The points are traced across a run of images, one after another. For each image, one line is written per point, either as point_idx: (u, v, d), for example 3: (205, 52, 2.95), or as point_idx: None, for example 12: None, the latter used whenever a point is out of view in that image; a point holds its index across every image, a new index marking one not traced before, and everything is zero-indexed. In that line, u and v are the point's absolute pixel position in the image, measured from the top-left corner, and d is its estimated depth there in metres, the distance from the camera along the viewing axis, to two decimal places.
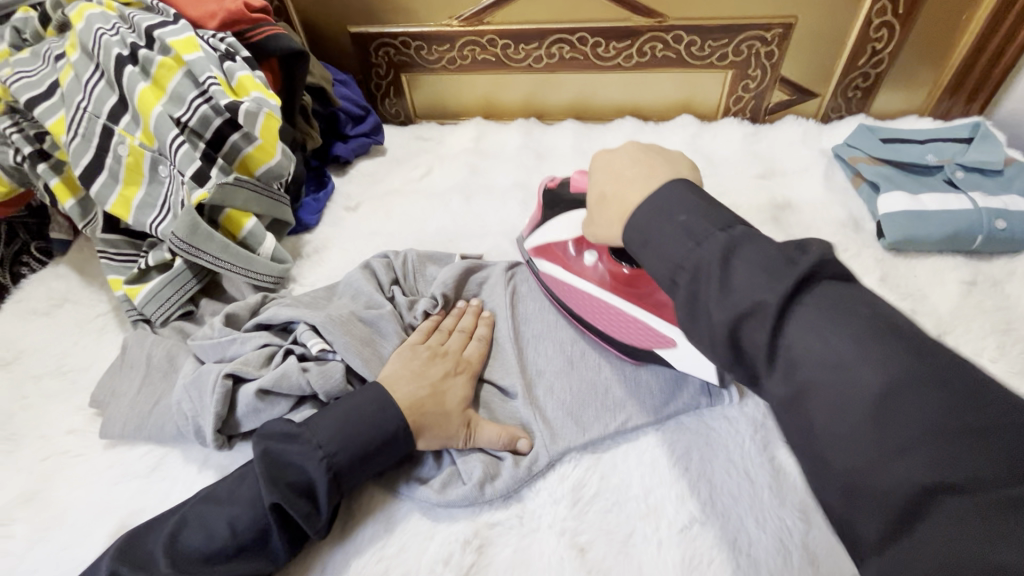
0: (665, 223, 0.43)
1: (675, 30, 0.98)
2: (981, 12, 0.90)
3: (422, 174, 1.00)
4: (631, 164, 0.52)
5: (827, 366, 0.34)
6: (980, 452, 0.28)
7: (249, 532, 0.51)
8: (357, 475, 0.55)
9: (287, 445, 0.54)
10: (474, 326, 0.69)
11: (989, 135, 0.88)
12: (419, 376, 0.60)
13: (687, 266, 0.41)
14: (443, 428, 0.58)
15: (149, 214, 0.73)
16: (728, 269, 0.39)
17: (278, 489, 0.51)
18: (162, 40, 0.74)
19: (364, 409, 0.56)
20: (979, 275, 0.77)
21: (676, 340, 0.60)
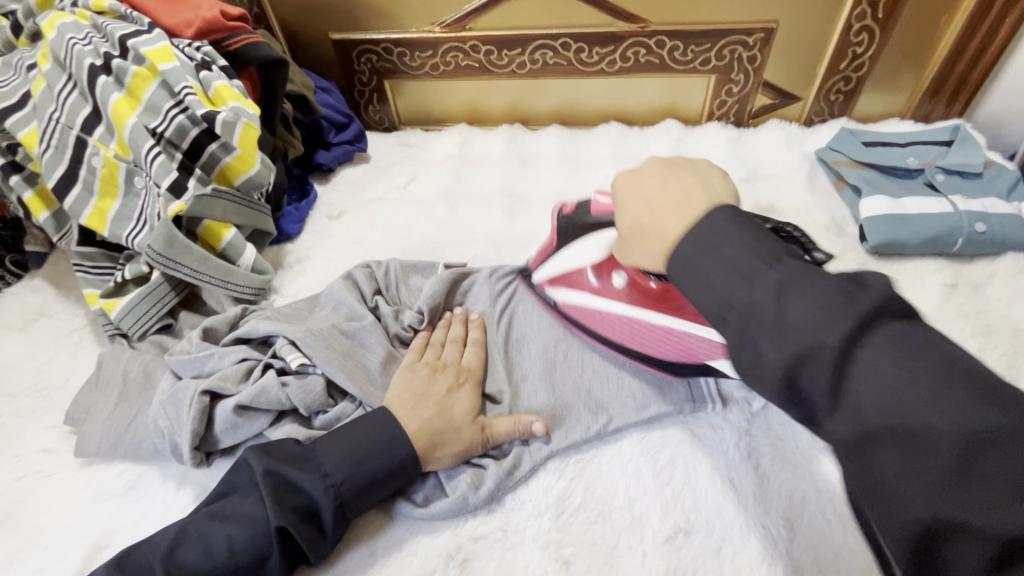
0: (715, 260, 0.38)
1: (657, 35, 0.98)
2: (958, 17, 0.91)
3: (406, 181, 0.99)
4: (665, 187, 0.45)
5: (748, 289, 0.36)
6: (840, 323, 0.32)
7: (249, 553, 0.49)
8: (363, 501, 0.54)
9: (293, 470, 0.53)
10: (464, 334, 0.68)
11: (968, 138, 0.89)
12: (422, 397, 0.59)
13: (717, 290, 0.38)
14: (459, 444, 0.57)
15: (125, 226, 0.71)
16: (711, 242, 0.39)
17: (285, 514, 0.50)
18: (135, 50, 0.73)
19: (374, 437, 0.55)
20: (961, 278, 0.77)
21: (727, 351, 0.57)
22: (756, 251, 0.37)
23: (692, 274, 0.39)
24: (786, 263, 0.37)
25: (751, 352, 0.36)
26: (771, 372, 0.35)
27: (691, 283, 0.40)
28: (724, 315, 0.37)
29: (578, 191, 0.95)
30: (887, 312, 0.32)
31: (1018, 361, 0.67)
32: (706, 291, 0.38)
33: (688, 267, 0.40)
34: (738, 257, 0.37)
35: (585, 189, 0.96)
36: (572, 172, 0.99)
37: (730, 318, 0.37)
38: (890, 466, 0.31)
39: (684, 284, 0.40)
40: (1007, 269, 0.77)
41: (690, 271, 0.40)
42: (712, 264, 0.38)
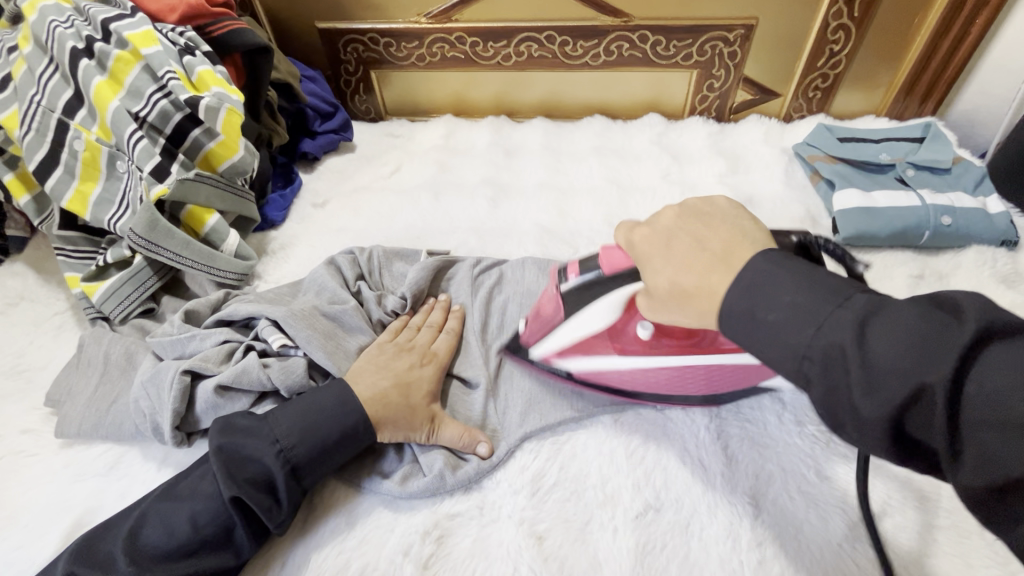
0: (771, 309, 0.38)
1: (641, 30, 0.99)
2: (931, 16, 0.93)
3: (391, 171, 1.00)
4: (698, 246, 0.44)
5: (822, 334, 0.36)
6: (944, 359, 0.31)
7: (211, 527, 0.51)
8: (319, 469, 0.55)
9: (243, 440, 0.54)
10: (443, 321, 0.70)
11: (939, 135, 0.92)
12: (383, 368, 0.61)
13: (787, 340, 0.37)
14: (401, 424, 0.58)
15: (107, 210, 0.71)
16: (765, 290, 0.39)
17: (236, 484, 0.51)
18: (118, 33, 0.73)
19: (325, 406, 0.56)
20: (927, 269, 0.80)
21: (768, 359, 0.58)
22: (800, 294, 0.37)
23: (748, 327, 0.39)
24: (854, 296, 0.36)
25: (846, 406, 0.35)
26: (881, 430, 0.33)
27: (754, 339, 0.39)
28: (803, 368, 0.37)
29: (561, 183, 0.97)
30: (987, 338, 0.31)
31: None
32: (775, 343, 0.38)
33: (746, 315, 0.39)
34: (801, 304, 0.37)
35: (568, 181, 0.97)
36: (556, 163, 1.00)
37: (808, 363, 0.36)
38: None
39: (749, 339, 0.40)
40: (971, 261, 0.79)
41: (747, 321, 0.39)
42: (768, 310, 0.38)
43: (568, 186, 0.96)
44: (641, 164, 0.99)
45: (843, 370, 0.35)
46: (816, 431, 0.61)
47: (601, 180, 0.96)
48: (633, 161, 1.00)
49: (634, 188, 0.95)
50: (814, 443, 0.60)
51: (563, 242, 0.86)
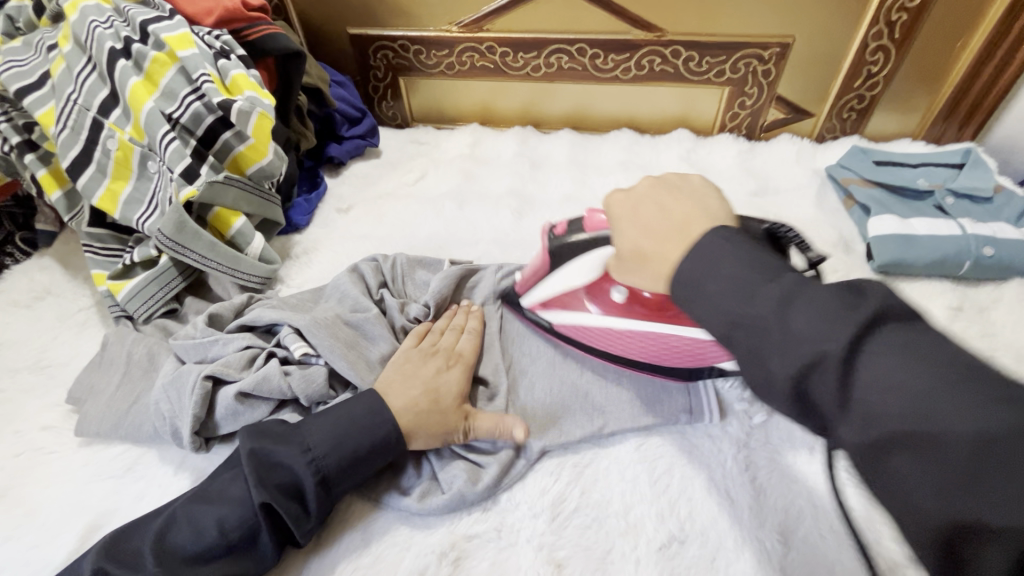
0: (714, 281, 0.40)
1: (673, 45, 0.98)
2: (974, 40, 0.91)
3: (416, 178, 0.99)
4: (660, 214, 0.47)
5: (753, 299, 0.38)
6: (843, 332, 0.34)
7: (238, 531, 0.50)
8: (348, 479, 0.54)
9: (275, 446, 0.53)
10: (465, 322, 0.69)
11: (980, 163, 0.89)
12: (410, 376, 0.60)
13: (721, 303, 0.39)
14: (437, 425, 0.57)
15: (136, 210, 0.72)
16: (712, 262, 0.41)
17: (267, 490, 0.51)
18: (156, 35, 0.73)
19: (356, 416, 0.55)
20: (966, 301, 0.77)
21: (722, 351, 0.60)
22: (743, 267, 0.39)
23: (693, 291, 0.41)
24: (785, 276, 0.39)
25: (762, 366, 0.37)
26: (797, 391, 0.36)
27: (695, 300, 0.41)
28: (733, 329, 0.39)
29: (586, 196, 0.95)
30: (888, 316, 0.34)
31: None
32: (711, 309, 0.40)
33: (693, 287, 0.41)
34: (740, 278, 0.39)
35: (593, 194, 0.96)
36: (582, 177, 0.99)
37: (737, 328, 0.38)
38: (887, 456, 0.32)
39: (689, 307, 0.42)
40: (1013, 295, 0.77)
41: (691, 285, 0.41)
42: (707, 278, 0.41)
43: (593, 200, 0.95)
44: None
45: (760, 334, 0.37)
46: (848, 469, 0.58)
47: None
48: None
49: None
50: (845, 480, 0.57)
51: None
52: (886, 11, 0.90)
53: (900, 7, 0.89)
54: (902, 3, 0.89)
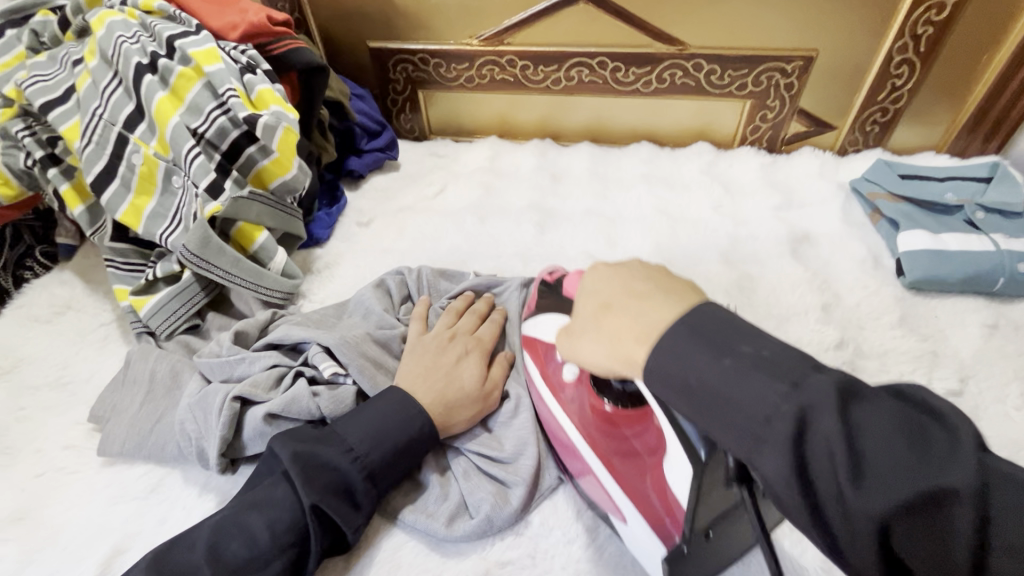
0: (706, 363, 0.36)
1: (696, 59, 0.98)
2: (1001, 53, 0.90)
3: (436, 192, 0.99)
4: (643, 278, 0.44)
5: (784, 401, 0.33)
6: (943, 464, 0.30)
7: (289, 533, 0.49)
8: (391, 473, 0.55)
9: (317, 448, 0.53)
10: (487, 310, 0.70)
11: (1008, 177, 0.88)
12: (432, 367, 0.61)
13: (719, 391, 0.36)
14: (468, 409, 0.60)
15: (160, 224, 0.71)
16: (684, 347, 0.38)
17: (315, 491, 0.50)
18: (183, 50, 0.73)
19: (388, 412, 0.56)
20: (1001, 318, 0.76)
21: (627, 517, 0.51)
22: (772, 356, 0.35)
23: (682, 369, 0.37)
24: (811, 379, 0.33)
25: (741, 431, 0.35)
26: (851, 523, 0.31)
27: (710, 408, 0.36)
28: (761, 433, 0.34)
29: (608, 210, 0.94)
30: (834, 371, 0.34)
31: None
32: (665, 367, 0.38)
33: (674, 375, 0.38)
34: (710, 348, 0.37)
35: (616, 208, 0.95)
36: (604, 190, 0.98)
37: (776, 424, 0.33)
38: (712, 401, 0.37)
39: (666, 384, 0.38)
40: None
41: (683, 371, 0.37)
42: (694, 368, 0.37)
43: (616, 213, 0.94)
44: (690, 194, 0.96)
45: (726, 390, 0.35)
46: None
47: (648, 209, 0.94)
48: (682, 190, 0.97)
49: (685, 218, 0.92)
50: None
51: None
52: (911, 25, 0.89)
53: (926, 20, 0.89)
54: (927, 17, 0.88)
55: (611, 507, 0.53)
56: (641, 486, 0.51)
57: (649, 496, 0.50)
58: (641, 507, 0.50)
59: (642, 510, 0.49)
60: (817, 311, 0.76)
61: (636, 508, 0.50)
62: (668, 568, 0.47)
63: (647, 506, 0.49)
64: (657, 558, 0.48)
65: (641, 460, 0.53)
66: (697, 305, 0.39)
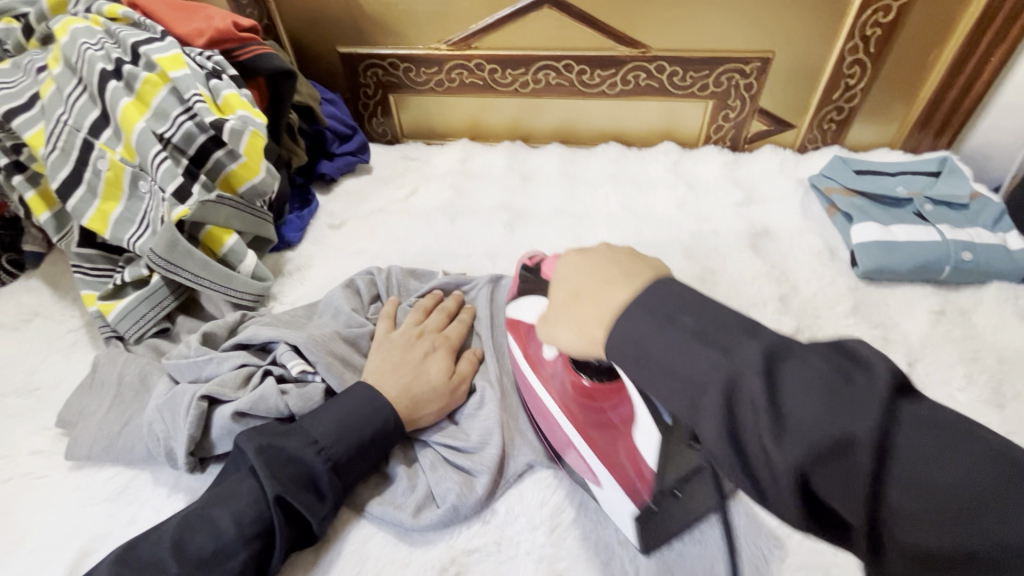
0: (664, 343, 0.36)
1: (658, 61, 1.01)
2: (946, 53, 0.95)
3: (407, 194, 1.00)
4: (608, 264, 0.44)
5: (711, 370, 0.33)
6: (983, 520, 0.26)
7: (255, 525, 0.50)
8: (357, 467, 0.56)
9: (283, 441, 0.54)
10: (455, 309, 0.72)
11: (955, 171, 0.92)
12: (400, 362, 0.63)
13: (684, 371, 0.35)
14: (435, 403, 0.61)
15: (127, 230, 0.71)
16: (686, 344, 0.35)
17: (280, 483, 0.51)
18: (148, 56, 0.74)
19: (353, 406, 0.57)
20: (948, 305, 0.79)
21: (602, 481, 0.54)
22: (693, 320, 0.36)
23: (640, 353, 0.37)
24: (745, 348, 0.33)
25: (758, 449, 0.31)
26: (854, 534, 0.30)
27: (645, 373, 0.37)
28: (697, 400, 0.34)
29: (577, 209, 0.97)
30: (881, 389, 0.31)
31: (1004, 386, 0.69)
32: (667, 374, 0.35)
33: (640, 353, 0.37)
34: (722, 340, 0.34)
35: (583, 207, 0.97)
36: (572, 190, 1.00)
37: (699, 402, 0.34)
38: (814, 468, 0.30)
39: (636, 373, 0.37)
40: (992, 298, 0.79)
41: (639, 352, 0.37)
42: (654, 346, 0.36)
43: (584, 212, 0.96)
44: (656, 192, 0.99)
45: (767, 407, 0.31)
46: None
47: (615, 207, 0.97)
48: (648, 188, 1.00)
49: (650, 216, 0.95)
50: None
51: None
52: (860, 26, 0.93)
53: (874, 22, 0.93)
54: (875, 20, 0.92)
55: (589, 474, 0.55)
56: (620, 458, 0.53)
57: (628, 469, 0.52)
58: (613, 469, 0.53)
59: (617, 476, 0.52)
60: (775, 302, 0.79)
61: (613, 477, 0.52)
62: (637, 524, 0.51)
63: (623, 475, 0.52)
64: (628, 514, 0.52)
65: (616, 431, 0.54)
66: (653, 281, 0.39)
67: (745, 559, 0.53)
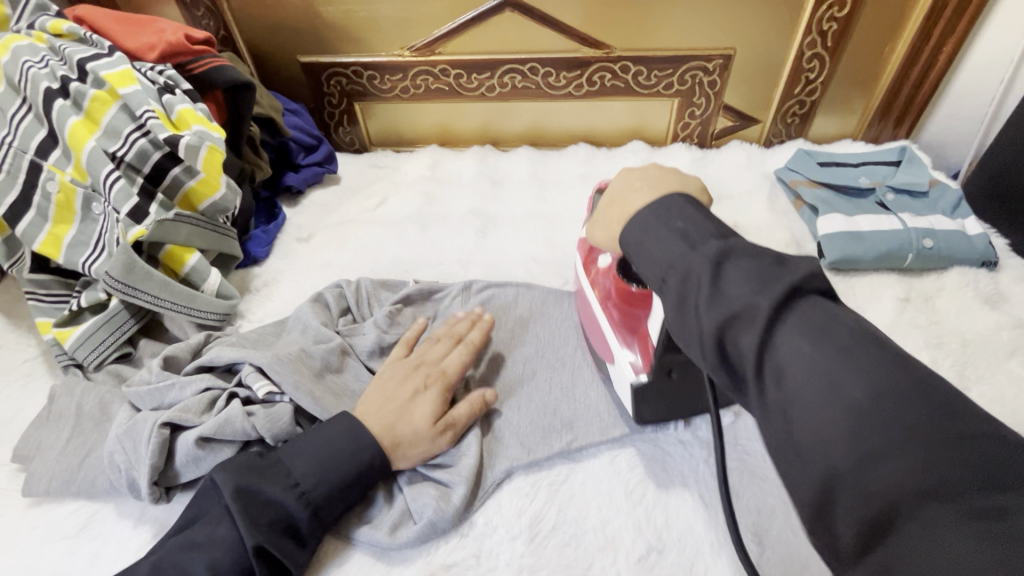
0: (665, 226, 0.42)
1: (622, 61, 1.01)
2: (899, 45, 0.97)
3: (377, 203, 0.99)
4: (642, 175, 0.52)
5: (689, 254, 0.39)
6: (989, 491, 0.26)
7: (232, 573, 0.49)
8: (337, 506, 0.54)
9: (261, 484, 0.52)
10: (466, 334, 0.67)
11: (915, 160, 0.94)
12: (387, 399, 0.59)
13: (662, 259, 0.41)
14: (420, 445, 0.58)
15: (82, 253, 0.69)
16: (660, 229, 0.42)
17: (260, 531, 0.50)
18: (95, 73, 0.71)
19: (336, 443, 0.55)
20: (913, 291, 0.81)
21: (617, 360, 0.60)
22: (692, 226, 0.41)
23: (641, 240, 0.43)
24: (709, 243, 0.40)
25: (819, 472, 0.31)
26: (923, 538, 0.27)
27: (638, 256, 0.44)
28: (667, 276, 0.40)
29: (548, 211, 0.96)
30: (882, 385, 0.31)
31: (968, 369, 0.71)
32: (651, 260, 0.42)
33: (637, 241, 0.44)
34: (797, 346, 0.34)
35: (555, 209, 0.97)
36: (543, 192, 1.00)
37: (668, 280, 0.40)
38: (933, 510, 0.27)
39: (634, 258, 0.44)
40: (953, 283, 0.81)
41: (639, 238, 0.43)
42: (652, 243, 0.42)
43: (555, 214, 0.96)
44: None
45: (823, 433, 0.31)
46: None
47: (587, 208, 0.97)
48: None
49: None
50: None
51: (553, 272, 0.85)
52: (817, 22, 0.95)
53: (829, 17, 0.94)
54: (831, 14, 0.94)
55: (604, 351, 0.63)
56: (642, 346, 0.58)
57: (644, 352, 0.58)
58: (631, 352, 0.59)
59: (632, 357, 0.58)
60: None
61: (626, 353, 0.59)
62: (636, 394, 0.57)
63: (639, 356, 0.58)
64: (629, 384, 0.58)
65: (638, 329, 0.60)
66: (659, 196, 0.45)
67: (723, 557, 0.53)
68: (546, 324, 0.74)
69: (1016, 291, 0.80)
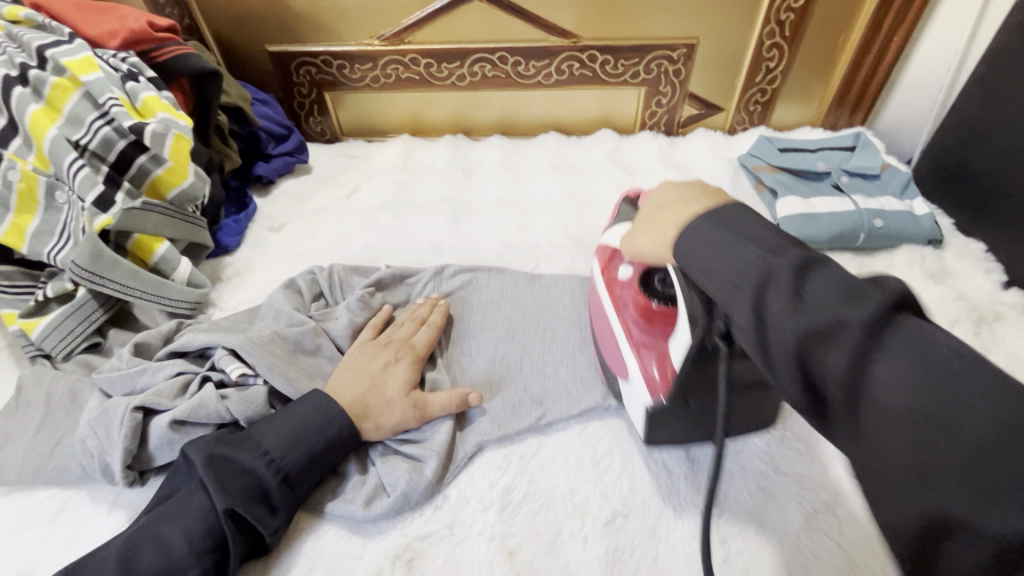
0: (722, 235, 0.39)
1: (590, 50, 1.03)
2: (853, 35, 1.01)
3: (349, 192, 0.99)
4: (696, 183, 0.46)
5: (769, 259, 0.36)
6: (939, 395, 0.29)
7: (207, 540, 0.50)
8: (309, 477, 0.56)
9: (233, 451, 0.53)
10: (428, 315, 0.72)
11: (868, 144, 0.99)
12: (360, 372, 0.63)
13: (722, 271, 0.38)
14: (390, 414, 0.60)
15: (46, 243, 0.68)
16: (713, 239, 0.39)
17: (230, 496, 0.51)
18: (55, 60, 0.71)
19: (306, 416, 0.57)
20: (864, 269, 0.85)
21: (632, 378, 0.58)
22: (765, 232, 0.38)
23: (698, 249, 0.40)
24: (790, 251, 0.36)
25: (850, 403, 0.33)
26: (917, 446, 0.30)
27: (693, 268, 0.41)
28: (737, 285, 0.37)
29: (519, 199, 0.98)
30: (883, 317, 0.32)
31: None
32: (709, 271, 0.39)
33: (693, 254, 0.41)
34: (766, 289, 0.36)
35: (525, 196, 0.99)
36: (514, 181, 1.02)
37: (742, 286, 0.37)
38: (975, 430, 0.28)
39: (696, 269, 0.41)
40: (902, 260, 0.85)
41: (696, 239, 0.41)
42: (712, 244, 0.40)
43: (526, 201, 0.98)
44: (595, 178, 1.02)
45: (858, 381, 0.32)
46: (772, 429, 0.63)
47: (557, 195, 0.99)
48: (588, 175, 1.03)
49: (590, 202, 0.97)
50: (770, 440, 0.62)
51: (524, 256, 0.87)
52: (775, 12, 0.98)
53: (787, 7, 0.98)
54: (788, 5, 0.97)
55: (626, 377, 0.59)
56: (664, 372, 0.53)
57: (665, 378, 0.53)
58: (644, 375, 0.55)
59: (649, 381, 0.55)
60: None
61: (641, 375, 0.56)
62: (648, 414, 0.55)
63: (658, 382, 0.54)
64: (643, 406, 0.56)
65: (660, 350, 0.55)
66: (726, 203, 0.41)
67: (682, 517, 0.56)
68: (517, 306, 0.76)
69: (959, 266, 0.85)
